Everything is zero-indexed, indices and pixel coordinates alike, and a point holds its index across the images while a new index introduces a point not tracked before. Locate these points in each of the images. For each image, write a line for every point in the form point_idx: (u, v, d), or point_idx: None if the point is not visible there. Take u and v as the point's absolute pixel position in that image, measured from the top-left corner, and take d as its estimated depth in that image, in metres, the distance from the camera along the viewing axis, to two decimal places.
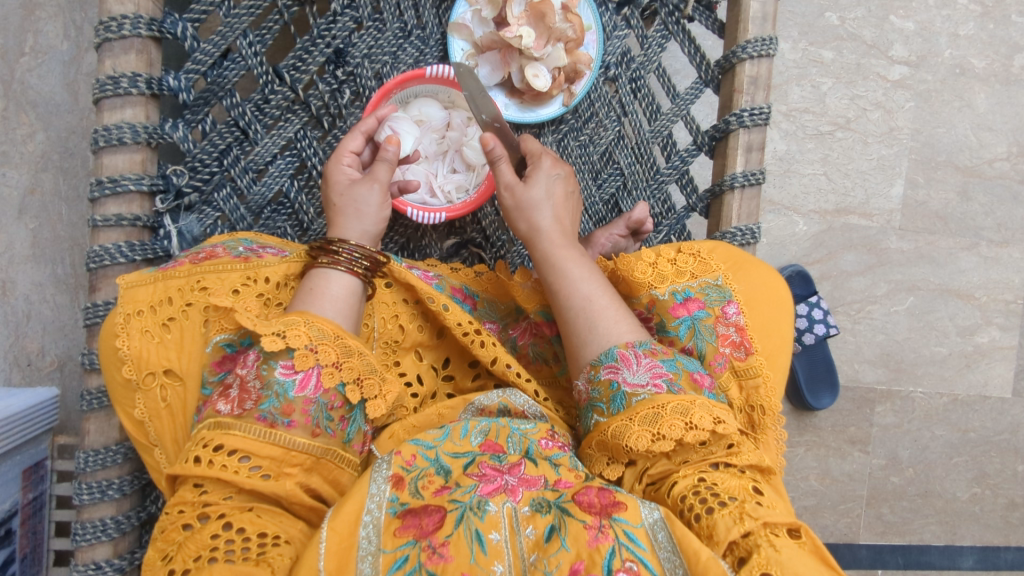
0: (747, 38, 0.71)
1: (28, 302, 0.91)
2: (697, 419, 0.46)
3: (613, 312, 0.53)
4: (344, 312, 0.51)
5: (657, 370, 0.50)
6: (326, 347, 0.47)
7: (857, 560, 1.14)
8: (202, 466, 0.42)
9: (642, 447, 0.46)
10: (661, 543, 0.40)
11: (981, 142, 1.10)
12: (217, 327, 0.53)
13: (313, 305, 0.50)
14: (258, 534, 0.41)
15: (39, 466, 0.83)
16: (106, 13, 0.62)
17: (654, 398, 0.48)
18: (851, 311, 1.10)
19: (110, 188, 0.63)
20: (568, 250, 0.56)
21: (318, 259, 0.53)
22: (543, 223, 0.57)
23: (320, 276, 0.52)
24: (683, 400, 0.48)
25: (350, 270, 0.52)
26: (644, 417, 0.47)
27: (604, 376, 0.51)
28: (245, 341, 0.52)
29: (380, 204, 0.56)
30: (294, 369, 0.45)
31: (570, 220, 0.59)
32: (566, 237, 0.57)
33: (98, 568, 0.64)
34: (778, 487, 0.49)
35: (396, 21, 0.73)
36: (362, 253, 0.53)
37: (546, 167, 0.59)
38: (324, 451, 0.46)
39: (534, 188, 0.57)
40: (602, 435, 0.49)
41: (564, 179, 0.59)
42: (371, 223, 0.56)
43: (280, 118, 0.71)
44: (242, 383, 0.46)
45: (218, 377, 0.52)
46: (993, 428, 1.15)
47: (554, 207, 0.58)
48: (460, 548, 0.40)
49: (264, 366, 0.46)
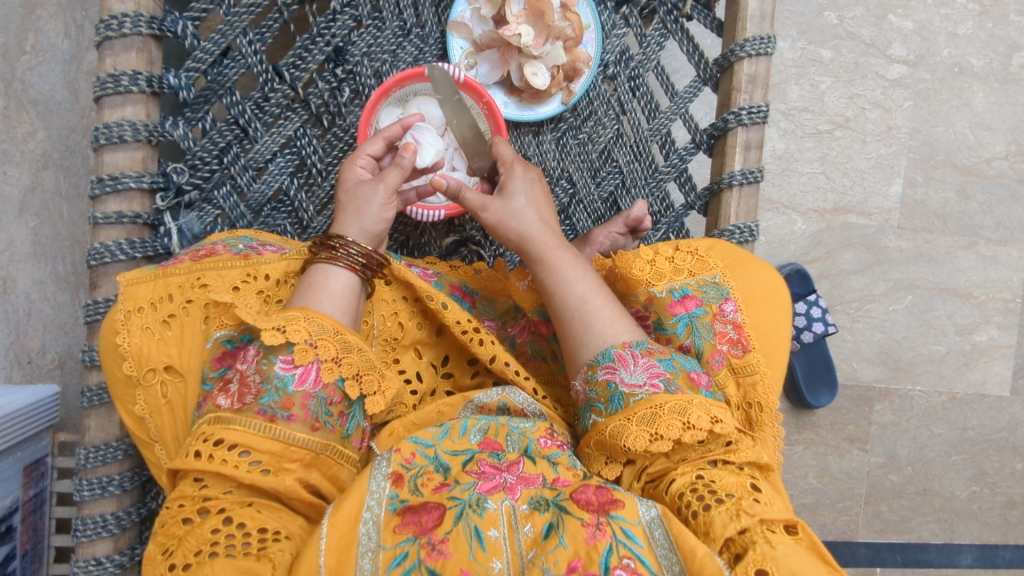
0: (745, 36, 0.71)
1: (28, 300, 0.91)
2: (695, 419, 0.47)
3: (608, 312, 0.53)
4: (343, 308, 0.51)
5: (655, 369, 0.50)
6: (326, 342, 0.47)
7: (855, 558, 1.15)
8: (202, 460, 0.43)
9: (640, 447, 0.47)
10: (658, 540, 0.40)
11: (979, 141, 1.11)
12: (218, 323, 0.54)
13: (311, 300, 0.50)
14: (258, 529, 0.41)
15: (40, 463, 0.83)
16: (107, 12, 0.62)
17: (653, 398, 0.48)
18: (850, 310, 1.10)
19: (111, 186, 0.63)
20: (559, 250, 0.56)
21: (318, 254, 0.53)
22: (530, 232, 0.56)
23: (319, 272, 0.52)
24: (681, 400, 0.48)
25: (349, 266, 0.52)
26: (642, 417, 0.47)
27: (602, 377, 0.51)
28: (246, 337, 0.53)
29: (383, 204, 0.55)
30: (294, 363, 0.46)
31: (554, 221, 0.59)
32: (555, 241, 0.56)
33: (99, 564, 0.64)
34: (776, 483, 0.50)
35: (395, 19, 0.73)
36: (360, 249, 0.53)
37: (519, 174, 0.58)
38: (323, 446, 0.47)
39: (514, 199, 0.57)
40: (600, 435, 0.49)
41: (540, 182, 0.59)
42: (371, 222, 0.55)
43: (280, 116, 0.71)
44: (242, 378, 0.46)
45: (217, 372, 0.53)
46: (991, 426, 1.15)
47: (536, 209, 0.57)
48: (459, 545, 0.41)
49: (264, 361, 0.46)
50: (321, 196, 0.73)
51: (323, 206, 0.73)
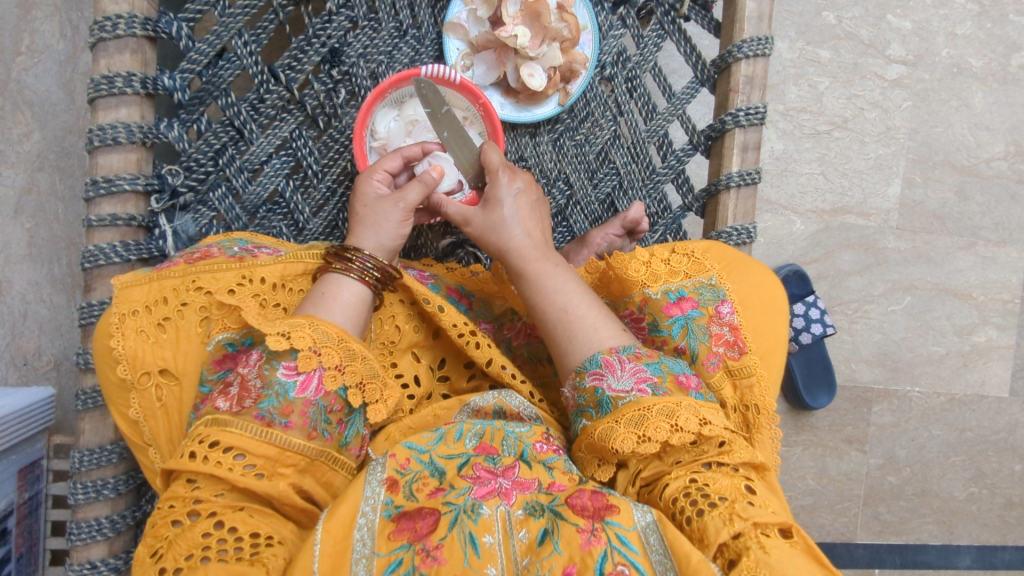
0: (743, 38, 0.70)
1: (25, 302, 0.91)
2: (683, 421, 0.46)
3: (592, 319, 0.53)
4: (352, 318, 0.51)
5: (642, 374, 0.50)
6: (330, 349, 0.47)
7: (854, 560, 1.14)
8: (196, 461, 0.43)
9: (628, 450, 0.46)
10: (653, 546, 0.40)
11: (978, 142, 1.10)
12: (218, 325, 0.53)
13: (321, 308, 0.50)
14: (251, 534, 0.41)
15: (35, 466, 0.83)
16: (101, 13, 0.62)
17: (641, 401, 0.48)
18: (849, 310, 1.10)
19: (105, 188, 0.63)
20: (542, 261, 0.56)
21: (332, 264, 0.54)
22: (512, 241, 0.57)
23: (332, 282, 0.53)
24: (669, 402, 0.48)
25: (361, 278, 0.53)
26: (631, 419, 0.47)
27: (589, 383, 0.50)
28: (247, 341, 0.53)
29: (400, 221, 0.57)
30: (297, 370, 0.46)
31: (541, 229, 0.60)
32: (538, 250, 0.57)
33: (93, 568, 0.64)
34: (771, 483, 0.49)
35: (391, 21, 0.73)
36: (375, 262, 0.54)
37: (504, 184, 0.60)
38: (319, 452, 0.46)
39: (496, 209, 0.59)
40: (590, 438, 0.49)
41: (525, 192, 0.60)
42: (387, 237, 0.57)
43: (275, 118, 0.71)
44: (242, 381, 0.46)
45: (217, 375, 0.52)
46: (990, 427, 1.15)
47: (521, 221, 0.58)
48: (454, 551, 0.40)
49: (266, 366, 0.46)
50: (317, 197, 0.72)
51: (319, 207, 0.73)
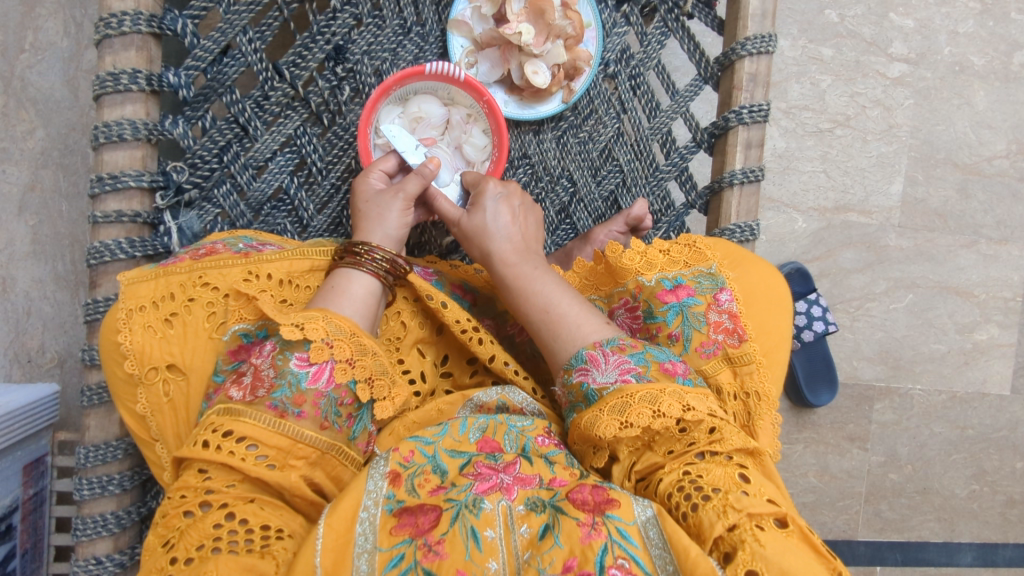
0: (747, 35, 0.71)
1: (28, 299, 0.91)
2: (667, 407, 0.46)
3: (575, 317, 0.53)
4: (362, 312, 0.52)
5: (626, 365, 0.49)
6: (342, 342, 0.48)
7: (855, 557, 1.15)
8: (209, 451, 0.43)
9: (611, 436, 0.46)
10: (653, 540, 0.40)
11: (980, 140, 1.11)
12: (235, 316, 0.54)
13: (331, 301, 0.51)
14: (261, 526, 0.41)
15: (39, 462, 0.83)
16: (107, 10, 0.62)
17: (625, 389, 0.48)
18: (851, 308, 1.10)
19: (110, 184, 0.63)
20: (523, 264, 0.57)
21: (342, 261, 0.54)
22: (493, 243, 0.58)
23: (341, 276, 0.53)
24: (653, 389, 0.47)
25: (373, 271, 0.53)
26: (615, 408, 0.47)
27: (576, 379, 0.50)
28: (262, 332, 0.53)
29: (401, 211, 0.58)
30: (309, 360, 0.46)
31: (525, 232, 0.60)
32: (521, 252, 0.57)
33: (99, 563, 0.64)
34: (766, 469, 0.50)
35: (396, 18, 0.73)
36: (383, 255, 0.54)
37: (487, 191, 0.61)
38: (330, 445, 0.47)
39: (479, 214, 0.59)
40: (580, 429, 0.49)
41: (508, 196, 0.61)
42: (392, 228, 0.57)
43: (280, 115, 0.71)
44: (255, 371, 0.47)
45: (230, 366, 0.51)
46: (992, 425, 1.15)
47: (502, 225, 0.59)
48: (455, 545, 0.40)
49: (278, 357, 0.47)
50: (321, 194, 0.73)
51: (323, 204, 0.73)
